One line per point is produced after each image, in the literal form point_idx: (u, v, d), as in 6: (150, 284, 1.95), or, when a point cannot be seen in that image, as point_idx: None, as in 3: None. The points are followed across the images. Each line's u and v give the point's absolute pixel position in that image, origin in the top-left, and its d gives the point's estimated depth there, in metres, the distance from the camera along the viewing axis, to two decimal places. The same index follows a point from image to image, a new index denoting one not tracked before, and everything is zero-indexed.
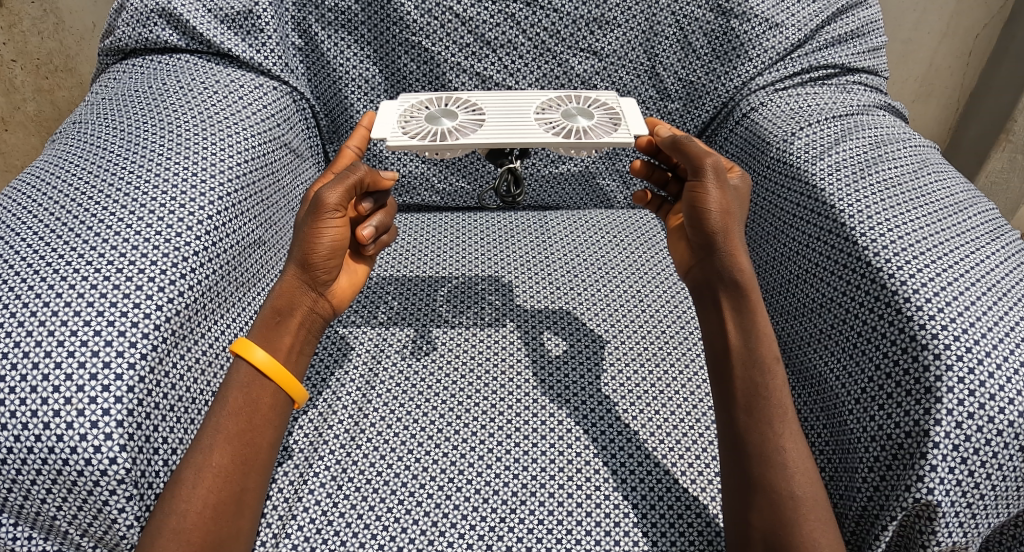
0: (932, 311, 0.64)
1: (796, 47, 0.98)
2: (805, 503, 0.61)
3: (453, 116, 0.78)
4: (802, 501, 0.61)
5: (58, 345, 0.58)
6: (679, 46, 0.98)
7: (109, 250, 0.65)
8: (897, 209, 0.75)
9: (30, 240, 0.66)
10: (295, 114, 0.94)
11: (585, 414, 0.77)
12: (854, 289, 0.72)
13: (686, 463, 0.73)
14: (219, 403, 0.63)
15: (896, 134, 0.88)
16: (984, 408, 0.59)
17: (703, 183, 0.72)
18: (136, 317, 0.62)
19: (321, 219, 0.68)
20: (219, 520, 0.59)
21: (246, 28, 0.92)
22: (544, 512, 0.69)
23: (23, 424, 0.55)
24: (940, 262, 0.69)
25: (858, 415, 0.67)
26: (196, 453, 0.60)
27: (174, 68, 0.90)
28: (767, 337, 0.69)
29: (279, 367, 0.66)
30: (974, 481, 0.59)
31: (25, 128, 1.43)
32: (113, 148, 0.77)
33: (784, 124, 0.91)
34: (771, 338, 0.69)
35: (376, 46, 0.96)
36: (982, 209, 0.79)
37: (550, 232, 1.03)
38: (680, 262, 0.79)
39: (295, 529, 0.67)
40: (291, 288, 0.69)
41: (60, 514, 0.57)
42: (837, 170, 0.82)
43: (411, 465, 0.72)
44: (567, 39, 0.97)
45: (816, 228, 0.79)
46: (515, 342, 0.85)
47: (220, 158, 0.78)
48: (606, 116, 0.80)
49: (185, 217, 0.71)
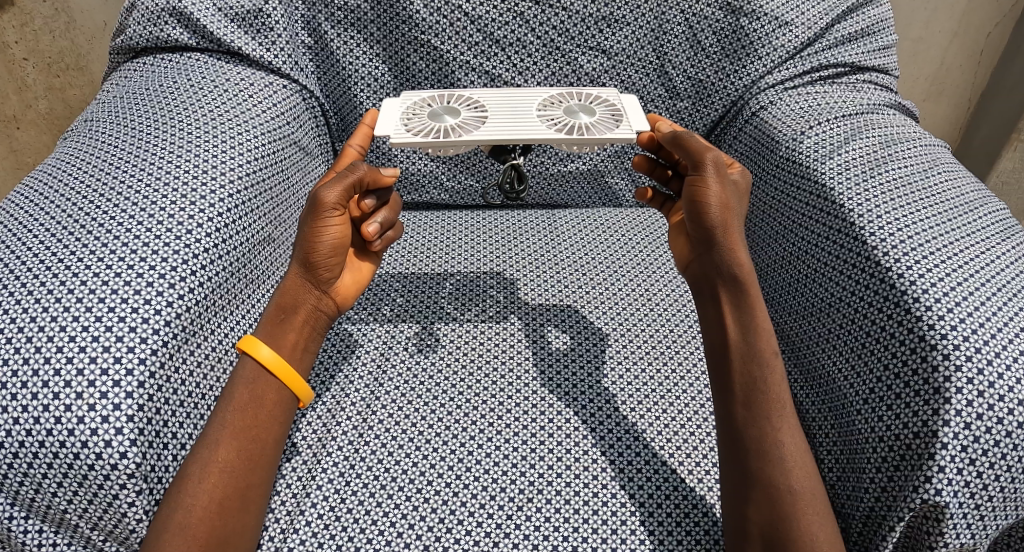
0: (941, 311, 0.64)
1: (806, 45, 0.98)
2: (802, 497, 0.61)
3: (456, 113, 0.78)
4: (800, 496, 0.61)
5: (70, 340, 0.59)
6: (688, 45, 0.98)
7: (120, 246, 0.66)
8: (907, 208, 0.75)
9: (42, 236, 0.66)
10: (304, 112, 0.95)
11: (591, 413, 0.77)
12: (863, 289, 0.72)
13: (692, 461, 0.73)
14: (225, 399, 0.64)
15: (907, 134, 0.88)
16: (993, 409, 0.58)
17: (702, 177, 0.71)
18: (147, 313, 0.62)
19: (321, 219, 0.68)
20: (225, 516, 0.59)
21: (256, 26, 0.92)
22: (551, 511, 0.69)
23: (35, 419, 0.56)
24: (949, 262, 0.68)
25: (866, 416, 0.67)
26: (203, 449, 0.61)
27: (184, 66, 0.90)
28: (765, 332, 0.69)
29: (284, 365, 0.67)
30: (982, 483, 0.59)
31: (36, 126, 1.44)
32: (123, 145, 0.78)
33: (794, 122, 0.91)
34: (769, 332, 0.69)
35: (385, 45, 0.96)
36: (992, 209, 0.78)
37: (557, 230, 1.03)
38: (680, 258, 0.79)
39: (302, 525, 0.67)
40: (294, 287, 0.70)
41: (69, 507, 0.58)
42: (846, 169, 0.81)
43: (419, 461, 0.72)
44: (575, 38, 0.97)
45: (824, 227, 0.79)
46: (522, 340, 0.85)
47: (228, 155, 0.79)
48: (608, 113, 0.79)
49: (195, 214, 0.71)
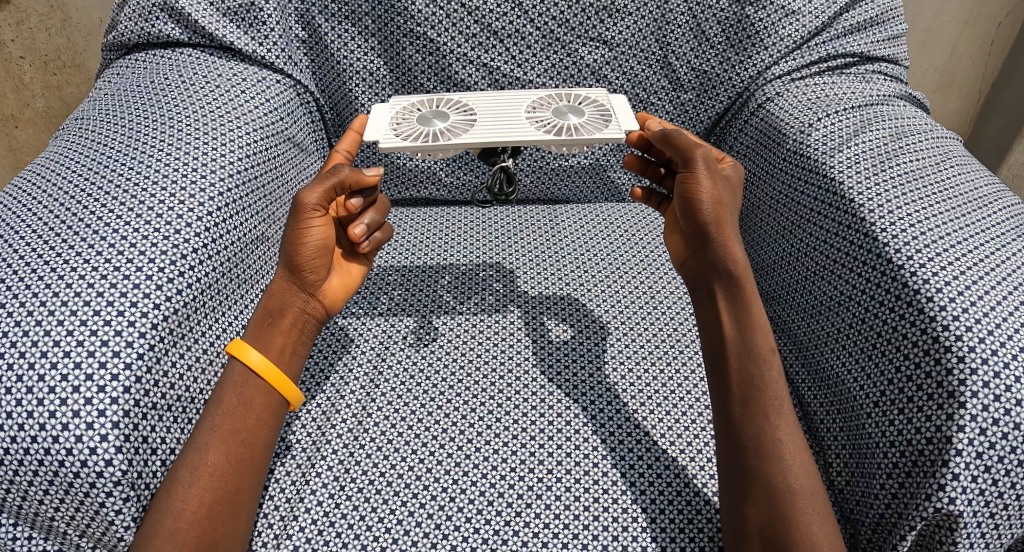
0: (956, 311, 0.61)
1: (813, 35, 0.95)
2: (802, 496, 0.59)
3: (446, 116, 0.76)
4: (798, 495, 0.59)
5: (54, 345, 0.58)
6: (692, 35, 0.95)
7: (106, 248, 0.64)
8: (918, 204, 0.72)
9: (29, 239, 0.65)
10: (299, 108, 0.93)
11: (594, 414, 0.75)
12: (872, 287, 0.69)
13: (698, 466, 0.71)
14: (213, 402, 0.63)
15: (917, 126, 0.85)
16: (1009, 415, 0.56)
17: (693, 173, 0.69)
18: (133, 316, 0.61)
19: (302, 221, 0.67)
20: (214, 520, 0.58)
21: (249, 21, 0.90)
22: (551, 516, 0.67)
23: (20, 425, 0.55)
24: (963, 261, 0.66)
25: (877, 420, 0.65)
26: (192, 451, 0.60)
27: (176, 62, 0.89)
28: (762, 327, 0.67)
29: (273, 369, 0.66)
30: (998, 491, 0.57)
31: (34, 124, 1.43)
32: (112, 144, 0.76)
33: (801, 115, 0.88)
34: (766, 328, 0.67)
35: (380, 38, 0.94)
36: (1008, 203, 0.75)
37: (559, 226, 1.01)
38: (676, 255, 0.77)
39: (296, 531, 0.66)
40: (279, 289, 0.69)
41: (58, 515, 0.57)
42: (855, 164, 0.79)
43: (415, 464, 0.71)
44: (575, 28, 0.94)
45: (833, 223, 0.77)
46: (522, 339, 0.83)
47: (218, 153, 0.77)
48: (597, 113, 0.77)
49: (185, 214, 0.70)
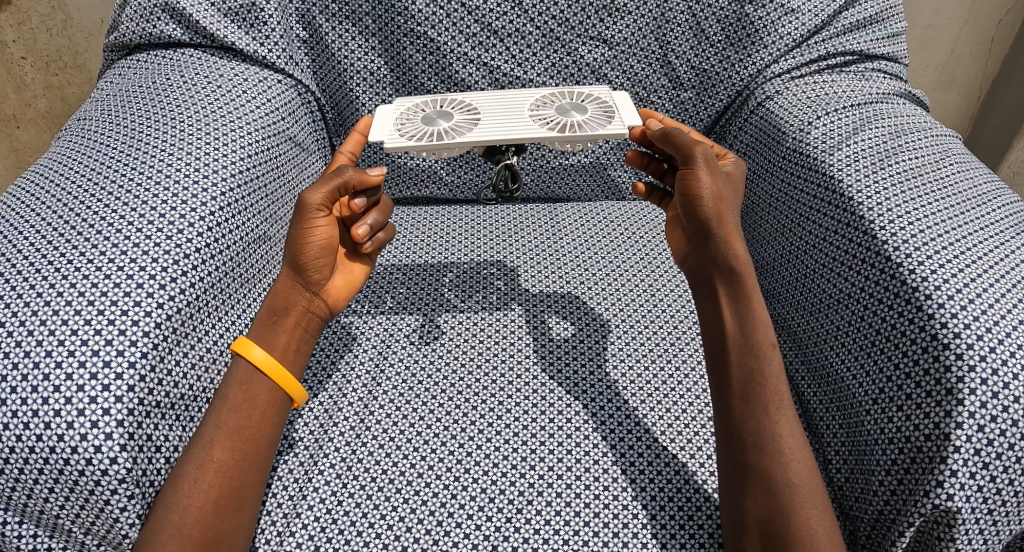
0: (954, 309, 0.61)
1: (813, 33, 0.96)
2: (801, 491, 0.60)
3: (448, 116, 0.76)
4: (798, 490, 0.60)
5: (58, 344, 0.58)
6: (692, 34, 0.95)
7: (109, 248, 0.65)
8: (918, 202, 0.73)
9: (33, 239, 0.66)
10: (300, 108, 0.93)
11: (594, 412, 0.75)
12: (872, 285, 0.70)
13: (699, 463, 0.71)
14: (218, 400, 0.63)
15: (917, 125, 0.85)
16: (1006, 412, 0.57)
17: (693, 170, 0.70)
18: (137, 315, 0.62)
19: (306, 221, 0.67)
20: (219, 516, 0.59)
21: (250, 21, 0.91)
22: (551, 513, 0.68)
23: (25, 424, 0.56)
24: (962, 258, 0.66)
25: (876, 417, 0.66)
26: (197, 447, 0.60)
27: (178, 62, 0.89)
28: (762, 323, 0.67)
29: (277, 366, 0.66)
30: (996, 488, 0.57)
31: (36, 124, 1.44)
32: (114, 144, 0.77)
33: (801, 113, 0.89)
34: (767, 323, 0.67)
35: (381, 38, 0.94)
36: (1007, 201, 0.75)
37: (559, 224, 1.01)
38: (677, 253, 0.77)
39: (299, 528, 0.67)
40: (282, 287, 0.69)
41: (62, 512, 0.58)
42: (855, 162, 0.79)
43: (416, 462, 0.71)
44: (575, 27, 0.94)
45: (833, 220, 0.77)
46: (523, 336, 0.83)
47: (220, 152, 0.78)
48: (599, 110, 0.77)
49: (187, 214, 0.70)
